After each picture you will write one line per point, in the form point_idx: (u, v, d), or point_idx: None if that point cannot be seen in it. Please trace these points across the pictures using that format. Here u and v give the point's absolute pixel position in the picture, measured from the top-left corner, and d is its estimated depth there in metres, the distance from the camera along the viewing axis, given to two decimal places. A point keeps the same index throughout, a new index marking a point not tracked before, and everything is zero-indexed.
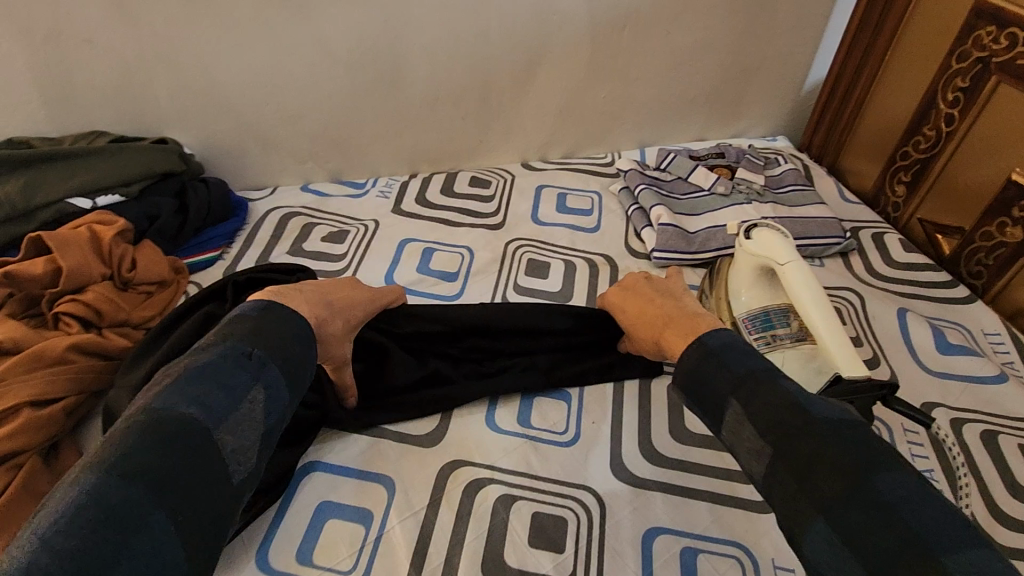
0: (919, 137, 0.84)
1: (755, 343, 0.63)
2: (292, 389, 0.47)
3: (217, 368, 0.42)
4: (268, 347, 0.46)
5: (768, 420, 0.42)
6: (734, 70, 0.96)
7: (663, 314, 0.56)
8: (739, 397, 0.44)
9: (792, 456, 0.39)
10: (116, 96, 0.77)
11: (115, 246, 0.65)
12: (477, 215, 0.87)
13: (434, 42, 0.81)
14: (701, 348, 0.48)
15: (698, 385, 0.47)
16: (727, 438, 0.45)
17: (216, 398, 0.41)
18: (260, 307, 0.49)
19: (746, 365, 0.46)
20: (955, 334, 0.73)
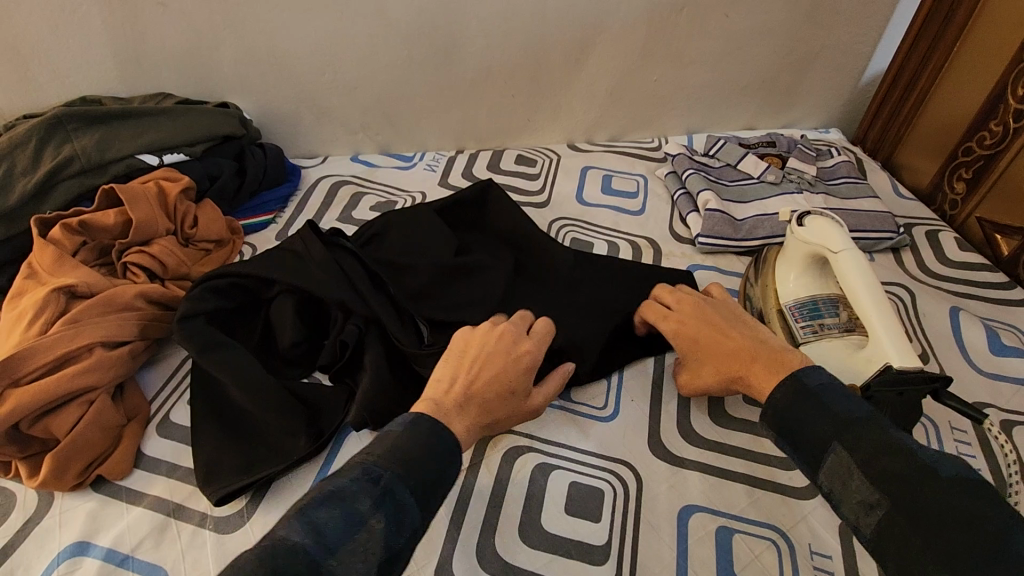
0: (985, 133, 0.81)
1: (801, 331, 0.63)
2: (424, 508, 0.41)
3: (344, 490, 0.39)
4: (398, 466, 0.41)
5: (887, 472, 0.40)
6: (791, 58, 0.93)
7: (731, 339, 0.55)
8: (843, 441, 0.42)
9: (913, 508, 0.38)
10: (183, 61, 0.80)
11: (179, 203, 0.69)
12: (523, 192, 0.88)
13: (491, 17, 0.81)
14: (796, 384, 0.47)
15: (794, 427, 0.45)
16: (825, 485, 0.43)
17: (334, 523, 0.37)
18: (410, 419, 0.46)
19: (850, 410, 0.44)
20: (1010, 336, 0.70)
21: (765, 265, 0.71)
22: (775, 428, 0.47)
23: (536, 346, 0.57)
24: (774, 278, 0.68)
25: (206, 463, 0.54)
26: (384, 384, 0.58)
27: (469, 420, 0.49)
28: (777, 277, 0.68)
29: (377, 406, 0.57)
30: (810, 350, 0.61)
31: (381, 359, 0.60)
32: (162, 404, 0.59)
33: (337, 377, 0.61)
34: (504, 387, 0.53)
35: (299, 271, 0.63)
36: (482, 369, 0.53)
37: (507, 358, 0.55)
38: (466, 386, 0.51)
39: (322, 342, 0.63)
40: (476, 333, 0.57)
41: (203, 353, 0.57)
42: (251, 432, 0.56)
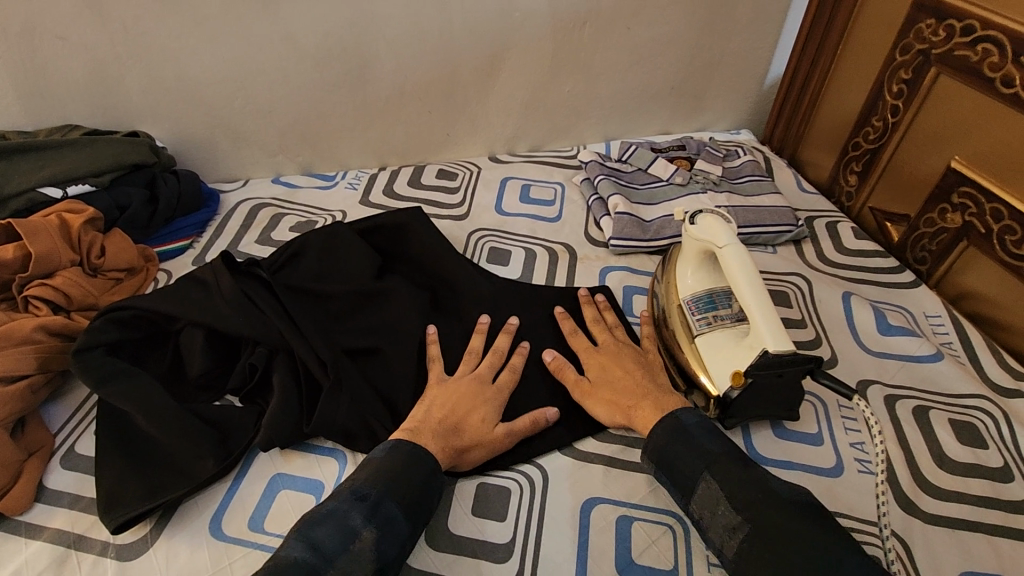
0: (869, 129, 0.86)
1: (696, 323, 0.66)
2: (410, 521, 0.49)
3: (336, 510, 0.47)
4: (382, 488, 0.49)
5: (745, 500, 0.47)
6: (695, 65, 0.98)
7: (628, 378, 0.62)
8: (710, 472, 0.50)
9: (766, 530, 0.45)
10: (90, 91, 0.80)
11: (84, 233, 0.68)
12: (443, 205, 0.90)
13: (400, 37, 0.83)
14: (675, 424, 0.55)
15: (671, 462, 0.53)
16: (696, 512, 0.51)
17: (330, 537, 0.45)
18: (391, 445, 0.53)
19: (710, 446, 0.52)
20: (897, 316, 0.75)
21: (668, 264, 0.74)
22: (655, 461, 0.55)
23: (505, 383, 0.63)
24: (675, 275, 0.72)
25: (109, 492, 0.54)
26: (291, 407, 0.59)
27: (442, 441, 0.55)
28: (677, 274, 0.71)
29: (284, 428, 0.57)
30: (704, 342, 0.64)
31: (289, 382, 0.60)
32: (67, 436, 0.59)
33: (248, 399, 0.62)
34: (473, 415, 0.59)
35: (203, 305, 0.62)
36: (453, 409, 0.59)
37: (478, 394, 0.61)
38: (439, 420, 0.57)
39: (233, 366, 0.64)
40: (450, 381, 0.62)
41: (103, 385, 0.57)
42: (155, 458, 0.56)
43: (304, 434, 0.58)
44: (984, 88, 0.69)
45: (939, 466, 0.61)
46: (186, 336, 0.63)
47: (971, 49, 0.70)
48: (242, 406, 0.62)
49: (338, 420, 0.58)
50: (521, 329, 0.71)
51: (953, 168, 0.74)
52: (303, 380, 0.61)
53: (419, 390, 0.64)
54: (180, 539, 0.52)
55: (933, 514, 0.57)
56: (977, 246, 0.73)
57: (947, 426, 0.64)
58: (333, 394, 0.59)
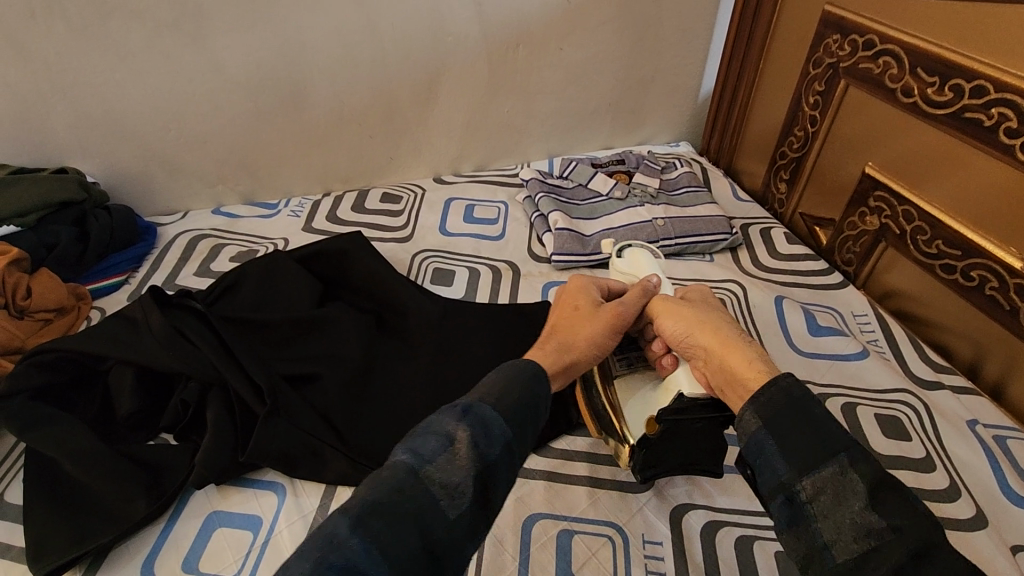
0: (792, 138, 0.91)
1: (616, 364, 0.62)
2: (518, 426, 0.42)
3: (435, 418, 0.40)
4: (482, 393, 0.43)
5: (892, 505, 0.36)
6: (629, 82, 1.02)
7: (720, 326, 0.53)
8: (846, 458, 0.38)
9: (915, 544, 0.35)
10: (13, 129, 0.78)
11: (7, 275, 0.67)
12: (387, 228, 0.91)
13: (333, 64, 0.84)
14: (790, 389, 0.43)
15: (789, 431, 0.41)
16: (808, 495, 0.39)
17: (429, 441, 0.39)
18: (504, 363, 0.46)
19: (843, 428, 0.40)
20: (826, 317, 0.79)
21: None
22: (761, 423, 0.42)
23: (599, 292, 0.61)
24: None
25: (33, 541, 0.52)
26: (227, 441, 0.58)
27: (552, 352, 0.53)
28: None
29: (217, 463, 0.56)
30: (620, 383, 0.61)
31: (223, 415, 0.59)
32: None
33: (183, 436, 0.61)
34: (573, 310, 0.58)
35: (131, 343, 0.61)
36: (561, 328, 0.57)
37: (572, 298, 0.60)
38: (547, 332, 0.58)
39: (166, 403, 0.62)
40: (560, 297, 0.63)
41: (24, 431, 0.56)
42: (82, 505, 0.55)
43: (239, 468, 0.58)
44: (887, 98, 0.73)
45: None
46: (115, 375, 0.62)
47: (874, 61, 0.74)
48: (176, 444, 0.60)
49: (274, 450, 0.58)
50: (465, 350, 0.72)
51: (868, 173, 0.78)
52: (238, 413, 0.60)
53: (358, 416, 0.64)
54: None
55: None
56: (895, 246, 0.77)
57: (873, 420, 0.67)
58: (270, 422, 0.58)
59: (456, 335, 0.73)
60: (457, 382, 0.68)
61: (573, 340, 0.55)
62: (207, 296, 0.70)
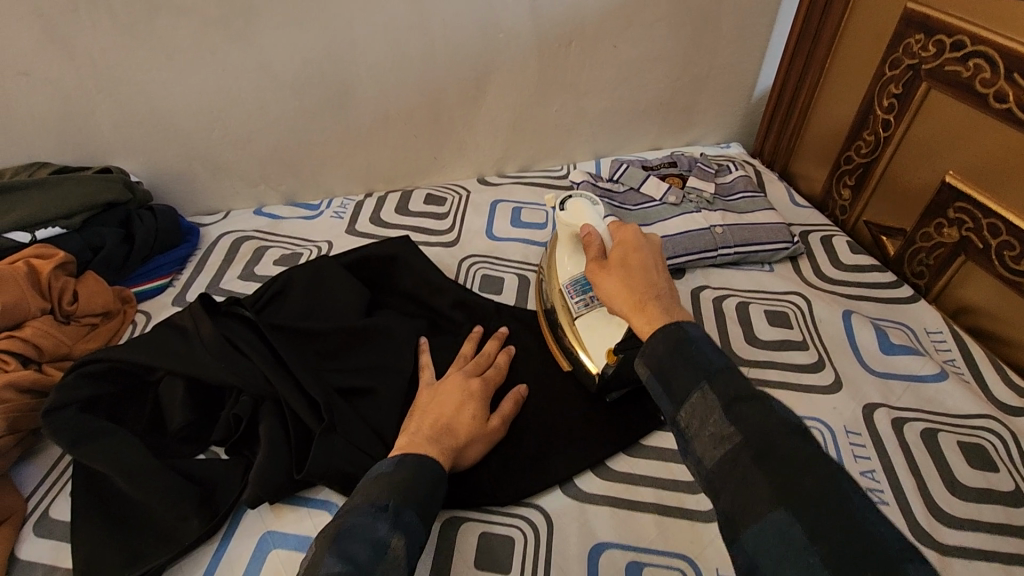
0: (860, 142, 0.86)
1: (575, 304, 0.64)
2: (425, 529, 0.47)
3: (360, 525, 0.43)
4: (401, 495, 0.46)
5: (742, 414, 0.40)
6: (683, 81, 0.97)
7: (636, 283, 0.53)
8: (709, 383, 0.42)
9: (759, 444, 0.38)
10: (59, 128, 0.77)
11: (54, 279, 0.65)
12: (432, 232, 0.88)
13: (381, 61, 0.81)
14: (675, 333, 0.46)
15: (668, 366, 0.45)
16: (683, 422, 0.43)
17: (364, 549, 0.42)
18: (396, 459, 0.50)
19: (715, 357, 0.44)
20: (897, 334, 0.74)
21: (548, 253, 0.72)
22: (650, 370, 0.46)
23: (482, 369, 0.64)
24: (554, 263, 0.70)
25: (85, 561, 0.50)
26: (282, 459, 0.55)
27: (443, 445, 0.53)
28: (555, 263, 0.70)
29: (273, 482, 0.54)
30: (583, 323, 0.63)
31: (277, 430, 0.57)
32: (41, 500, 0.56)
33: (234, 450, 0.59)
34: (465, 417, 0.57)
35: (182, 354, 0.59)
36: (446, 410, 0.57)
37: (466, 391, 0.60)
38: (430, 424, 0.55)
39: (217, 415, 0.60)
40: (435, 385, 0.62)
41: (76, 446, 0.54)
42: (135, 522, 0.53)
43: (294, 487, 0.55)
44: (977, 104, 0.68)
45: (950, 492, 0.60)
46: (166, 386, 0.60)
47: (963, 64, 0.69)
48: (228, 458, 0.58)
49: (331, 470, 0.55)
50: (519, 363, 0.69)
51: (948, 183, 0.73)
52: (294, 429, 0.57)
53: None
54: None
55: (952, 547, 0.56)
56: (975, 261, 0.72)
57: (956, 449, 0.63)
58: (327, 440, 0.56)
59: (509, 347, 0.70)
60: None
61: (455, 451, 0.55)
62: (254, 302, 0.68)
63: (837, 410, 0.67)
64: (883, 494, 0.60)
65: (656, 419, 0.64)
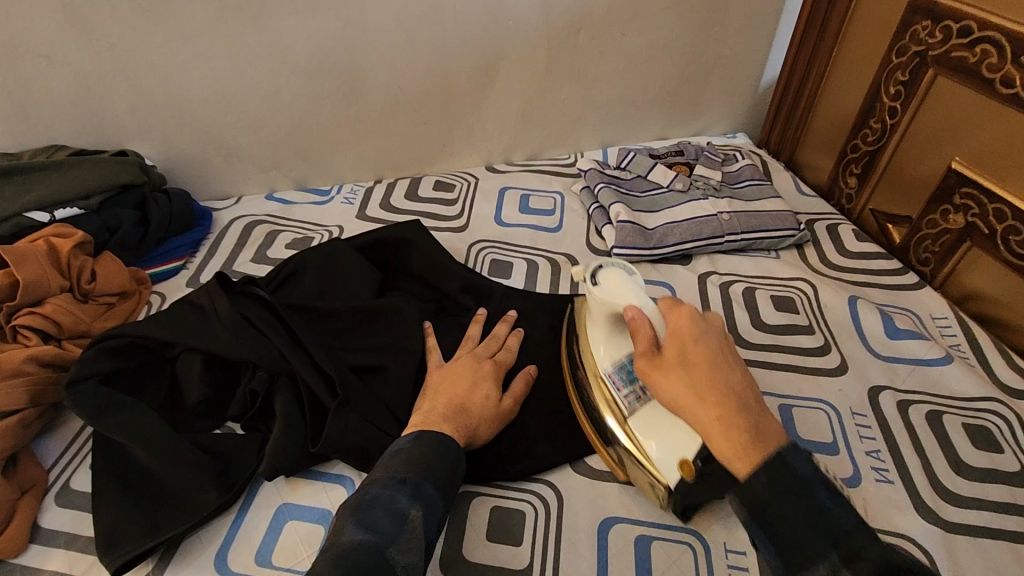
0: (867, 130, 0.86)
1: (626, 401, 0.56)
2: (446, 503, 0.48)
3: (380, 496, 0.45)
4: (420, 468, 0.48)
5: None
6: (690, 70, 0.98)
7: (711, 391, 0.46)
8: (839, 553, 0.39)
9: None
10: (76, 111, 0.78)
11: (73, 258, 0.66)
12: (442, 218, 0.89)
13: (393, 48, 0.82)
14: (784, 477, 0.42)
15: (781, 524, 0.41)
16: None
17: (383, 519, 0.43)
18: (414, 436, 0.51)
19: (836, 514, 0.41)
20: (903, 320, 0.75)
21: (579, 329, 0.63)
22: (749, 515, 0.42)
23: (491, 352, 0.65)
24: (589, 342, 0.60)
25: (107, 530, 0.52)
26: (297, 433, 0.56)
27: (457, 422, 0.55)
28: (591, 344, 0.60)
29: (289, 455, 0.55)
30: (638, 423, 0.55)
31: (293, 405, 0.58)
32: (62, 472, 0.57)
33: (250, 425, 0.60)
34: (478, 397, 0.58)
35: (198, 330, 0.60)
36: (459, 390, 0.58)
37: (477, 372, 0.61)
38: (444, 404, 0.56)
39: (233, 391, 0.62)
40: (446, 364, 0.63)
41: (97, 418, 0.55)
42: (154, 493, 0.54)
43: (310, 460, 0.57)
44: (983, 89, 0.69)
45: (955, 471, 0.60)
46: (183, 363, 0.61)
47: (969, 50, 0.70)
48: (244, 433, 0.60)
49: (346, 444, 0.56)
50: (529, 344, 0.70)
51: (954, 169, 0.74)
52: (308, 404, 0.58)
53: None
54: None
55: (954, 524, 0.57)
56: (980, 247, 0.73)
57: (961, 430, 0.64)
58: (341, 414, 0.57)
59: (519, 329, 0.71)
60: None
61: (469, 429, 0.56)
62: (269, 282, 0.69)
63: (842, 392, 0.68)
64: (888, 473, 0.61)
65: None
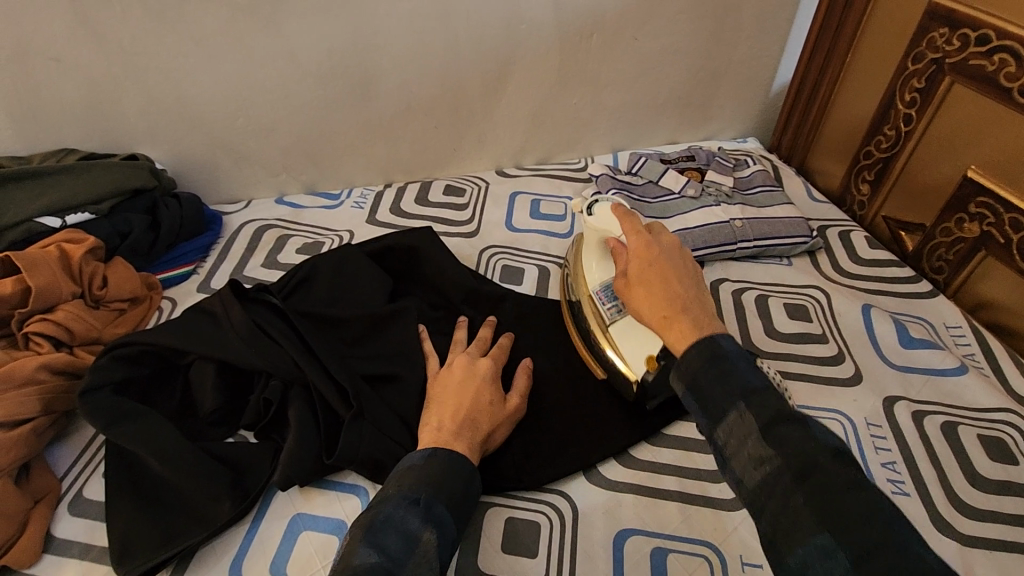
0: (880, 137, 0.86)
1: (608, 312, 0.64)
2: (457, 526, 0.47)
3: (393, 515, 0.44)
4: (432, 488, 0.47)
5: (783, 436, 0.38)
6: (702, 75, 0.97)
7: (661, 290, 0.51)
8: (747, 403, 0.41)
9: (802, 467, 0.37)
10: (86, 114, 0.77)
11: (85, 264, 0.66)
12: (452, 223, 0.88)
13: (404, 52, 0.81)
14: (711, 350, 0.45)
15: (703, 382, 0.43)
16: (720, 441, 0.42)
17: (398, 539, 0.42)
18: (427, 454, 0.51)
19: (755, 378, 0.42)
20: (917, 329, 0.74)
21: (574, 257, 0.73)
22: (684, 386, 0.45)
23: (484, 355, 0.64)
24: (581, 268, 0.70)
25: (121, 540, 0.52)
26: (311, 442, 0.56)
27: (472, 434, 0.54)
28: (583, 267, 0.69)
29: (303, 465, 0.55)
30: (617, 330, 0.63)
31: (307, 415, 0.58)
32: (75, 480, 0.57)
33: (262, 434, 0.60)
34: (483, 402, 0.58)
35: (212, 338, 0.59)
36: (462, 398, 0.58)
37: (476, 376, 0.60)
38: (451, 417, 0.55)
39: (246, 399, 0.61)
40: (442, 372, 0.62)
41: (111, 427, 0.54)
42: (168, 503, 0.54)
43: (324, 471, 0.56)
44: (1001, 98, 0.68)
45: (972, 484, 0.60)
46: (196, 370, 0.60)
47: (987, 59, 0.69)
48: (257, 442, 0.59)
49: (360, 454, 0.56)
50: (542, 352, 0.69)
51: (970, 177, 0.73)
52: (322, 414, 0.58)
53: None
54: None
55: (971, 537, 0.56)
56: (996, 255, 0.72)
57: (977, 442, 0.63)
58: (356, 425, 0.56)
59: (532, 337, 0.71)
60: (539, 390, 0.66)
61: (483, 440, 0.55)
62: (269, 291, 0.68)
63: (857, 402, 0.67)
64: (905, 486, 0.60)
65: (679, 409, 0.64)
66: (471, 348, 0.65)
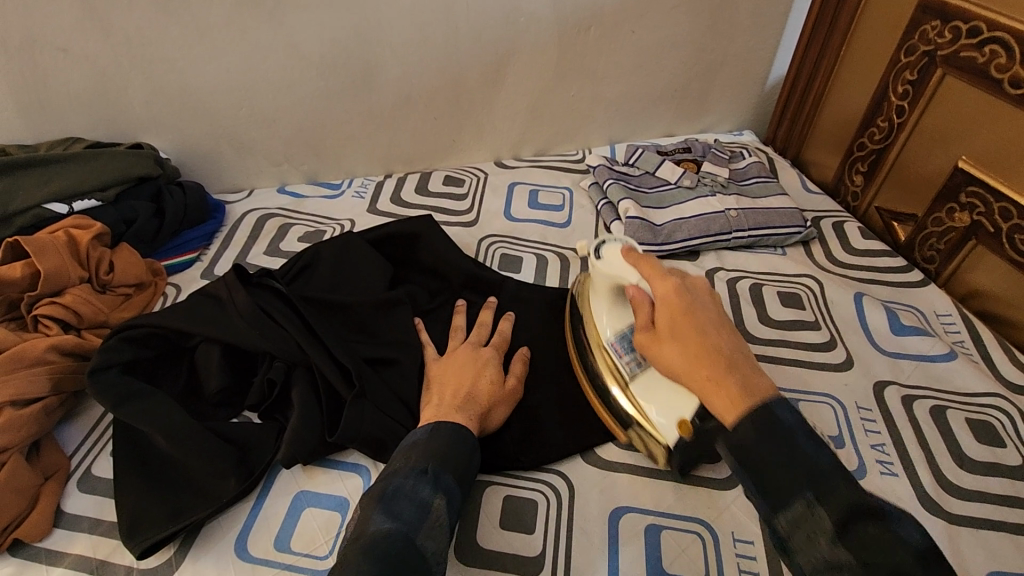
0: (874, 129, 0.87)
1: (627, 367, 0.59)
2: (463, 492, 0.49)
3: (402, 487, 0.46)
4: (438, 459, 0.49)
5: (856, 535, 0.38)
6: (698, 68, 0.99)
7: (701, 352, 0.50)
8: (812, 492, 0.40)
9: (873, 564, 0.36)
10: (92, 103, 0.79)
11: (92, 250, 0.67)
12: (451, 212, 0.90)
13: (405, 44, 0.83)
14: (769, 424, 0.43)
15: (763, 466, 0.43)
16: (783, 531, 0.42)
17: (408, 510, 0.44)
18: (431, 428, 0.52)
19: (820, 458, 0.42)
20: (908, 316, 0.76)
21: (582, 303, 0.67)
22: (740, 465, 0.45)
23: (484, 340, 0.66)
24: (592, 316, 0.64)
25: (131, 514, 0.53)
26: (314, 422, 0.58)
27: (470, 413, 0.56)
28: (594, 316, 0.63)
29: (307, 444, 0.57)
30: (640, 388, 0.57)
31: (309, 396, 0.59)
32: (83, 459, 0.59)
33: (266, 415, 0.61)
34: (483, 383, 0.59)
35: (216, 321, 0.61)
36: (463, 381, 0.59)
37: (478, 362, 0.62)
38: (451, 396, 0.57)
39: (250, 380, 0.63)
40: (442, 358, 0.64)
41: (119, 406, 0.56)
42: (175, 479, 0.55)
43: (327, 450, 0.58)
44: (991, 89, 0.69)
45: (959, 465, 0.62)
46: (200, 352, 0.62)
47: (978, 51, 0.70)
48: (261, 422, 0.61)
49: (362, 433, 0.57)
50: (539, 337, 0.71)
51: (960, 168, 0.75)
52: (324, 394, 0.59)
53: None
54: (206, 561, 0.52)
55: (957, 515, 0.58)
56: (985, 244, 0.74)
57: (965, 425, 0.65)
58: (357, 405, 0.58)
59: (530, 323, 0.72)
60: (537, 374, 0.67)
61: (481, 419, 0.57)
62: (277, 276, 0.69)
63: (848, 386, 0.69)
64: (894, 467, 0.62)
65: None
66: (473, 335, 0.66)
